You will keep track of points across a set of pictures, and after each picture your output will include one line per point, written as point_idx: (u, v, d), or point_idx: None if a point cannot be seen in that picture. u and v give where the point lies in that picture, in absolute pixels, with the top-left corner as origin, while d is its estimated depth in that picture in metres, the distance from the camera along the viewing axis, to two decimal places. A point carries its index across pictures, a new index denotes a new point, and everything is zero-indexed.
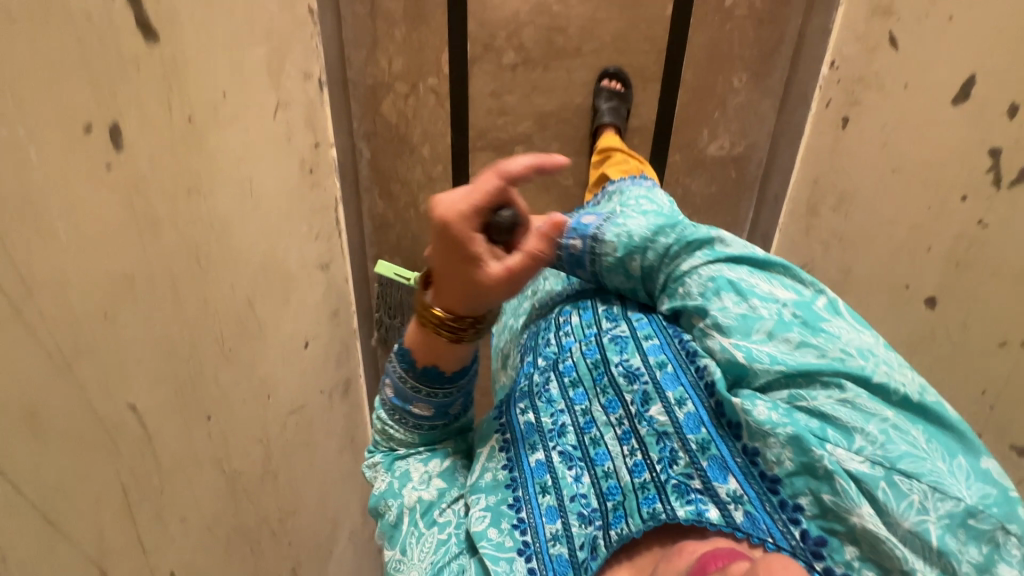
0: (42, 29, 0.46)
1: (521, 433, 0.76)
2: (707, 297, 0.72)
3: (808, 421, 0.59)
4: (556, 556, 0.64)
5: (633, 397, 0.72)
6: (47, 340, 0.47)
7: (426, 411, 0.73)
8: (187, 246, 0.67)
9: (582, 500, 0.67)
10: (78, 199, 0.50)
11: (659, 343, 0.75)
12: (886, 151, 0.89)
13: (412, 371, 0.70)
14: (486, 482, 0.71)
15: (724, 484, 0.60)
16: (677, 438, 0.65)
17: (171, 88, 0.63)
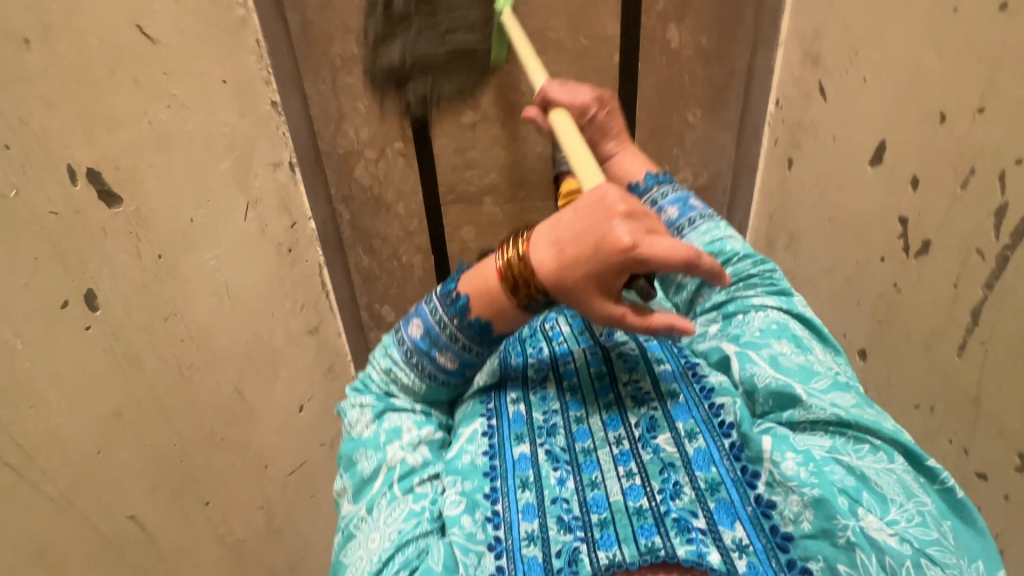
0: (13, 240, 0.56)
1: (509, 419, 0.67)
2: (760, 335, 0.68)
3: (843, 478, 0.55)
4: (528, 558, 0.55)
5: (639, 422, 0.65)
6: (43, 484, 0.59)
7: (450, 366, 0.67)
8: (171, 367, 0.75)
9: (565, 506, 0.59)
10: (61, 367, 0.60)
11: (671, 369, 0.69)
12: (823, 200, 0.90)
13: (463, 325, 0.65)
14: (468, 464, 0.63)
15: (729, 531, 0.55)
16: (686, 473, 0.59)
17: (139, 237, 0.71)
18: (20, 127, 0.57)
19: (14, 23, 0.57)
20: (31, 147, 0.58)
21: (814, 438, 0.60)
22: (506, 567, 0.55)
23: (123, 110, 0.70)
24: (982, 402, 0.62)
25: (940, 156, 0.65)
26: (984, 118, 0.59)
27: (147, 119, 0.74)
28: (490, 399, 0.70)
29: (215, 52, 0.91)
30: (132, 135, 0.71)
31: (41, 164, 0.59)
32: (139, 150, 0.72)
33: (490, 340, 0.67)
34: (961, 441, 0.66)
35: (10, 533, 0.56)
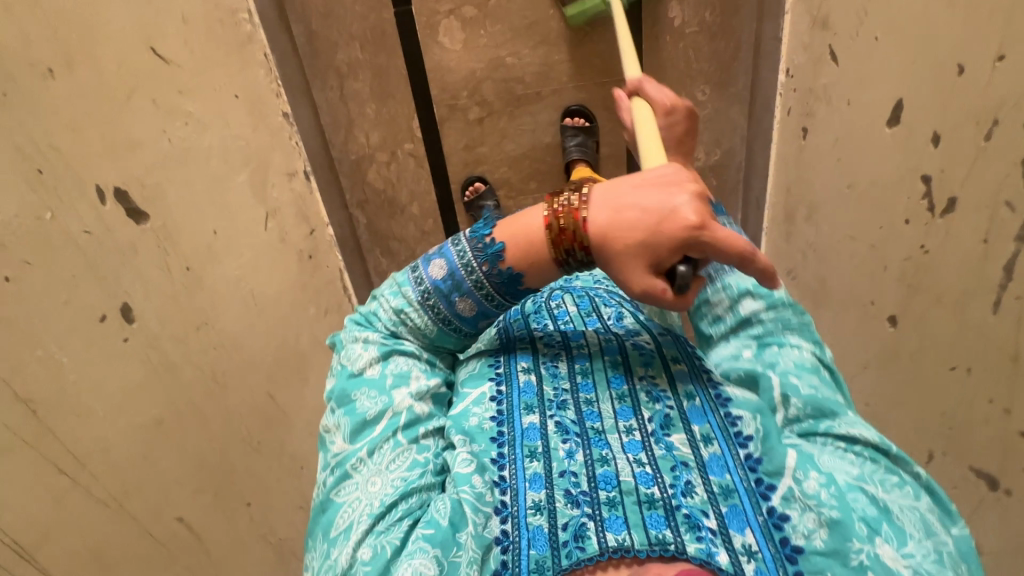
0: (51, 260, 0.58)
1: (519, 387, 0.58)
2: (792, 367, 0.56)
3: (866, 506, 0.47)
4: (534, 527, 0.49)
5: (651, 417, 0.57)
6: (94, 489, 0.62)
7: (466, 321, 0.57)
8: (205, 375, 0.78)
9: (573, 478, 0.51)
10: (104, 380, 0.63)
11: (688, 370, 0.59)
12: (841, 166, 0.89)
13: (494, 273, 0.54)
14: (476, 427, 0.55)
15: (739, 535, 0.48)
16: (699, 475, 0.52)
17: (166, 251, 0.74)
18: (51, 151, 0.59)
19: (38, 52, 0.59)
20: (62, 171, 0.60)
21: (838, 461, 0.51)
22: (511, 533, 0.48)
23: (143, 130, 0.73)
24: (1020, 359, 0.58)
25: (958, 110, 0.63)
26: (1004, 65, 0.56)
27: (166, 137, 0.76)
28: (500, 363, 0.61)
29: (227, 69, 0.94)
30: (153, 153, 0.74)
31: (74, 187, 0.61)
32: (162, 168, 0.75)
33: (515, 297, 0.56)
34: (1002, 401, 0.62)
35: (64, 539, 0.59)
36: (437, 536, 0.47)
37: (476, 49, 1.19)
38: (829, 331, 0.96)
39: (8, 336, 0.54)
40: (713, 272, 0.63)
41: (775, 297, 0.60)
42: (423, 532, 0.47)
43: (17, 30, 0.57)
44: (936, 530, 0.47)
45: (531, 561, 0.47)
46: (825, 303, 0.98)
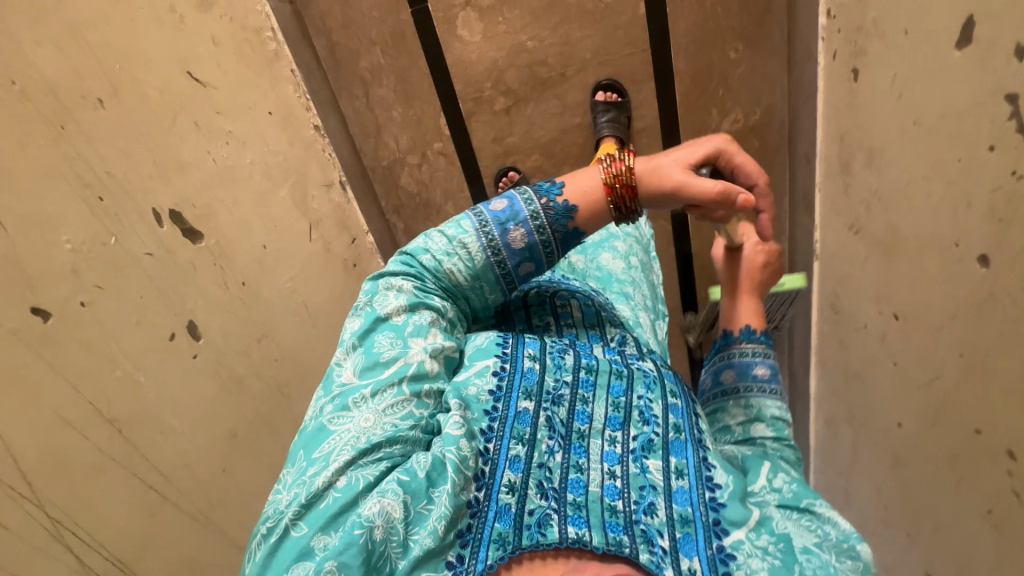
0: (120, 282, 0.60)
1: (522, 370, 0.56)
2: (781, 470, 0.52)
3: (815, 568, 0.45)
4: (502, 503, 0.46)
5: (636, 436, 0.53)
6: (183, 504, 0.63)
7: (513, 254, 0.56)
8: (271, 387, 0.78)
9: (548, 473, 0.49)
10: (181, 399, 0.64)
11: (681, 406, 0.57)
12: (903, 103, 0.82)
13: (551, 205, 0.55)
14: (473, 396, 0.52)
15: (687, 559, 0.45)
16: (663, 499, 0.49)
17: (223, 268, 0.75)
18: (109, 178, 0.61)
19: (88, 84, 0.61)
20: (122, 199, 0.62)
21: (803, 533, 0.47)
22: (479, 502, 0.45)
23: (190, 152, 0.73)
24: None
25: None
26: None
27: (210, 158, 0.77)
28: (508, 341, 0.59)
29: (259, 87, 0.95)
30: (201, 175, 0.75)
31: (132, 209, 0.63)
32: (209, 188, 0.76)
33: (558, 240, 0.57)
34: None
35: (163, 554, 0.61)
36: (411, 485, 0.43)
37: (496, 38, 1.18)
38: (907, 282, 0.90)
39: (89, 358, 0.56)
40: (742, 384, 0.60)
41: (790, 433, 0.56)
42: (399, 476, 0.44)
43: (65, 65, 0.60)
44: None
45: (494, 535, 0.44)
46: (897, 253, 0.91)
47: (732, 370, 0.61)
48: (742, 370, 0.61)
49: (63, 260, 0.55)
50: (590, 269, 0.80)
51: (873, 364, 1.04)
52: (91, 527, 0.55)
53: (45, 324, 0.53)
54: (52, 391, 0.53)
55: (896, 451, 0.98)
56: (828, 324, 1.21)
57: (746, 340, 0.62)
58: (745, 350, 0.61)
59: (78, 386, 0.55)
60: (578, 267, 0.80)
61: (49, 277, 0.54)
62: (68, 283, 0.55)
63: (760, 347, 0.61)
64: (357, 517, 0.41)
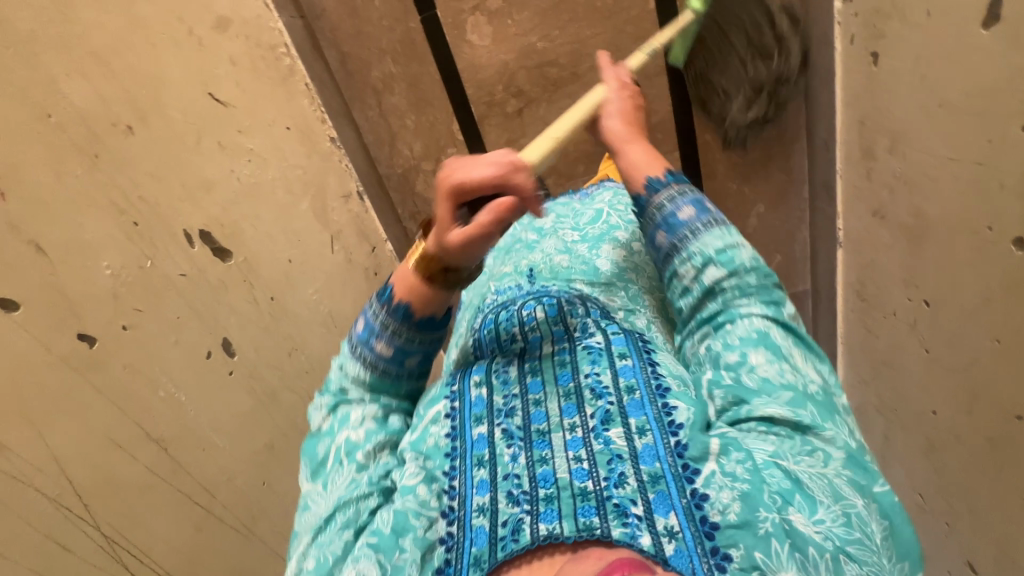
0: (157, 304, 0.63)
1: (470, 402, 0.54)
2: (734, 343, 0.50)
3: (781, 480, 0.44)
4: (477, 527, 0.46)
5: (593, 413, 0.51)
6: (228, 516, 0.67)
7: (390, 362, 0.56)
8: (304, 398, 0.80)
9: (516, 480, 0.48)
10: (218, 412, 0.67)
11: (632, 366, 0.53)
12: (926, 85, 0.81)
13: (391, 311, 0.55)
14: (430, 447, 0.52)
15: (662, 518, 0.44)
16: (631, 466, 0.47)
17: (252, 283, 0.76)
18: (141, 204, 0.64)
19: (117, 112, 0.64)
20: (155, 222, 0.65)
21: (761, 443, 0.46)
22: (455, 535, 0.46)
23: (214, 171, 0.74)
24: None
25: None
26: None
27: (234, 176, 0.76)
28: (455, 381, 0.58)
29: None
30: (227, 195, 0.75)
31: (164, 234, 0.65)
32: (236, 206, 0.76)
33: (418, 330, 0.56)
34: None
35: None
36: (381, 543, 0.46)
37: (505, 40, 1.18)
38: (937, 267, 0.88)
39: (131, 377, 0.61)
40: (676, 241, 0.54)
41: (734, 266, 0.52)
42: (369, 539, 0.47)
43: (95, 96, 0.63)
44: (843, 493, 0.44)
45: (472, 559, 0.45)
46: (925, 237, 0.89)
47: (661, 230, 0.56)
48: (672, 225, 0.55)
49: (103, 284, 0.60)
50: (577, 267, 0.68)
51: (903, 351, 1.02)
52: (141, 544, 0.61)
53: (91, 348, 0.58)
54: (100, 414, 0.59)
55: (931, 440, 0.97)
56: (855, 311, 1.18)
57: (660, 189, 0.56)
58: (662, 206, 0.55)
59: (120, 403, 0.60)
60: (562, 268, 0.68)
61: (91, 302, 0.59)
62: (109, 310, 0.60)
63: (676, 198, 0.55)
64: None
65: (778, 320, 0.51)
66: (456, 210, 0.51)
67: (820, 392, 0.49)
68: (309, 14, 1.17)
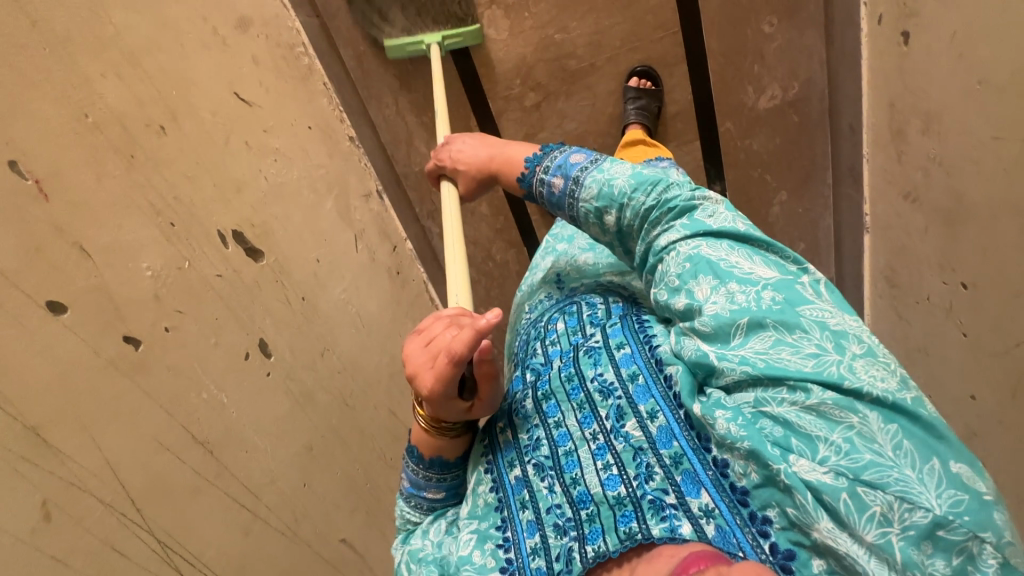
0: (197, 305, 0.60)
1: (501, 448, 0.56)
2: (672, 284, 0.49)
3: (774, 429, 0.42)
4: (535, 569, 0.47)
5: (607, 413, 0.51)
6: (272, 521, 0.64)
7: (447, 501, 0.57)
8: (337, 399, 0.78)
9: (558, 510, 0.48)
10: (261, 415, 0.65)
11: (631, 352, 0.53)
12: (965, 62, 0.80)
13: (427, 466, 0.56)
14: (481, 506, 0.53)
15: (695, 499, 0.43)
16: (653, 454, 0.47)
17: (284, 284, 0.75)
18: (178, 204, 0.61)
19: (150, 112, 0.62)
20: (190, 223, 0.62)
21: (740, 395, 0.44)
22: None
23: (243, 171, 0.74)
24: None
25: None
26: None
27: (263, 176, 0.78)
28: (485, 437, 0.59)
29: (298, 103, 0.96)
30: (256, 194, 0.75)
31: (202, 236, 0.63)
32: (265, 206, 0.76)
33: (457, 467, 0.57)
34: None
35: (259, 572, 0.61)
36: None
37: (523, 33, 1.17)
38: (976, 249, 0.86)
39: (178, 383, 0.56)
40: (574, 205, 0.57)
41: (614, 198, 0.54)
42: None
43: (129, 95, 0.60)
44: (836, 413, 0.40)
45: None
46: (963, 218, 0.88)
47: (558, 205, 0.59)
48: (556, 197, 0.58)
49: (146, 286, 0.56)
50: (602, 263, 0.70)
51: (939, 336, 1.00)
52: (194, 551, 0.55)
53: (136, 352, 0.53)
54: (149, 418, 0.53)
55: (972, 426, 0.95)
56: (883, 298, 1.17)
57: (531, 176, 0.61)
58: (540, 185, 0.60)
59: (173, 412, 0.55)
60: (587, 267, 0.71)
61: (136, 305, 0.54)
62: (152, 310, 0.55)
63: (542, 174, 0.60)
64: None
65: (699, 233, 0.50)
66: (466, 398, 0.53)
67: (780, 301, 0.45)
68: (323, 14, 1.16)
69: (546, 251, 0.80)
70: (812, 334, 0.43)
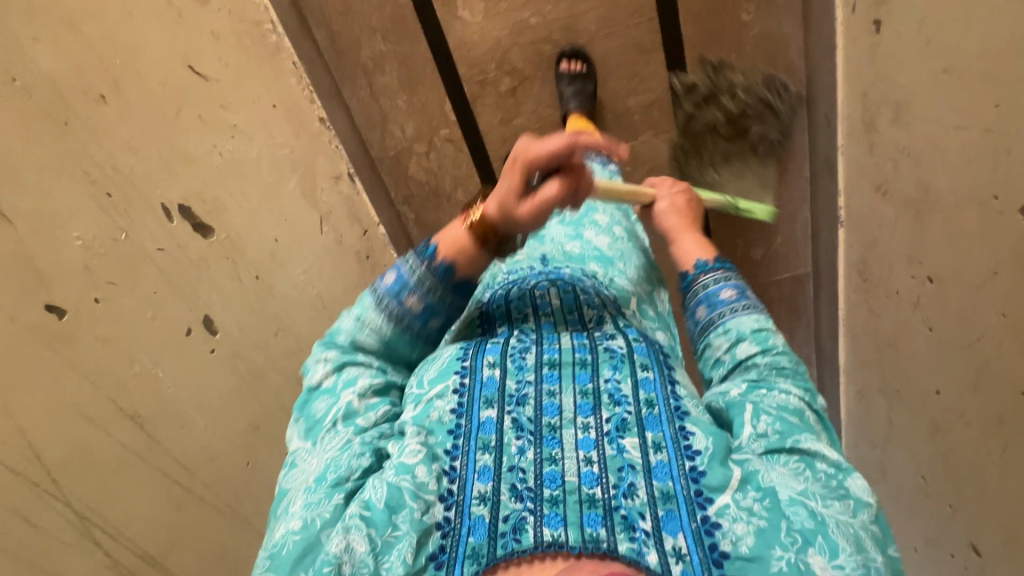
0: (132, 278, 0.59)
1: (482, 381, 0.53)
2: (774, 406, 0.50)
3: (804, 520, 0.43)
4: (476, 516, 0.45)
5: (609, 418, 0.51)
6: (208, 498, 0.63)
7: (416, 320, 0.59)
8: (291, 380, 0.78)
9: (520, 474, 0.47)
10: (201, 393, 0.64)
11: (653, 379, 0.54)
12: (932, 50, 0.78)
13: (432, 269, 0.57)
14: (436, 421, 0.51)
15: (671, 537, 0.43)
16: (643, 478, 0.47)
17: (235, 261, 0.74)
18: (116, 174, 0.60)
19: (90, 80, 0.60)
20: (130, 193, 0.61)
21: (783, 480, 0.45)
22: (452, 522, 0.45)
23: (194, 144, 0.73)
24: None
25: None
26: None
27: (217, 151, 0.76)
28: (466, 357, 0.56)
29: (262, 80, 0.94)
30: (208, 169, 0.74)
31: (144, 207, 0.63)
32: (219, 181, 0.75)
33: (449, 290, 0.58)
34: None
35: (195, 550, 0.61)
36: (373, 517, 0.45)
37: (497, 17, 1.16)
38: (943, 241, 0.85)
39: (106, 353, 0.55)
40: (714, 316, 0.59)
41: (773, 343, 0.56)
42: (361, 510, 0.45)
43: (65, 60, 0.58)
44: (866, 547, 0.43)
45: (469, 550, 0.44)
46: (930, 210, 0.87)
47: (695, 298, 0.62)
48: (715, 298, 0.61)
49: (75, 256, 0.54)
50: (588, 255, 0.73)
51: (907, 330, 0.99)
52: (116, 524, 0.54)
53: (60, 321, 0.52)
54: (71, 389, 0.52)
55: (936, 420, 0.95)
56: (856, 292, 1.16)
57: (704, 271, 0.63)
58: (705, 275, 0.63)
59: (98, 383, 0.54)
60: (574, 255, 0.73)
61: (60, 275, 0.53)
62: (81, 279, 0.54)
63: (722, 274, 0.62)
64: (324, 556, 0.43)
65: (812, 405, 0.53)
66: (527, 178, 0.55)
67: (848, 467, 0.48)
68: None
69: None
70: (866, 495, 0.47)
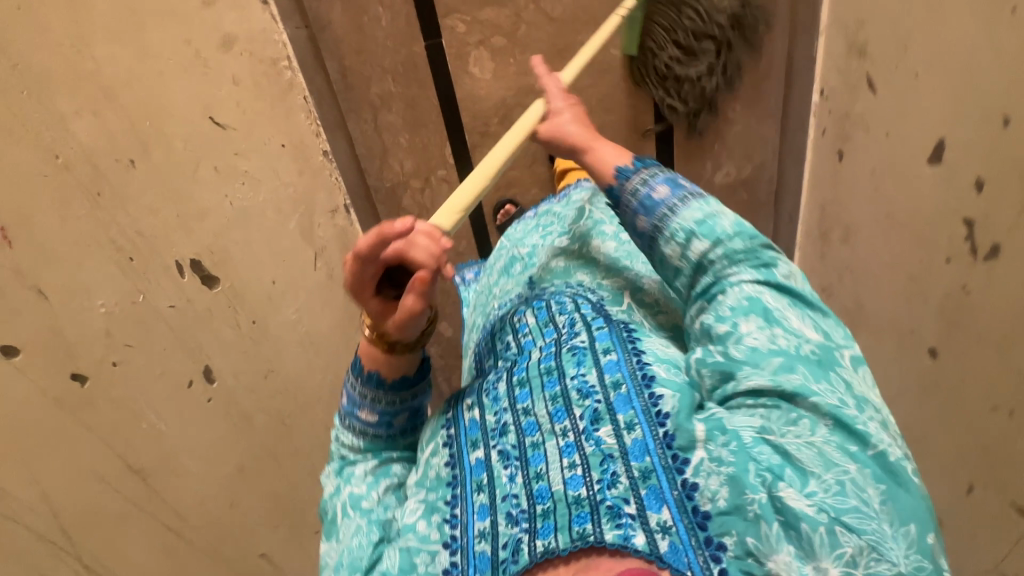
0: (144, 337, 0.71)
1: (465, 427, 0.54)
2: (723, 314, 0.48)
3: (770, 456, 0.42)
4: (478, 553, 0.46)
5: (582, 414, 0.48)
6: (195, 541, 0.79)
7: (378, 426, 0.56)
8: (277, 422, 0.84)
9: (514, 501, 0.47)
10: (200, 446, 0.77)
11: (617, 360, 0.51)
12: (879, 194, 0.89)
13: (364, 380, 0.55)
14: (432, 478, 0.52)
15: (655, 513, 0.42)
16: (622, 464, 0.44)
17: (236, 310, 0.78)
18: (138, 239, 0.69)
19: (121, 147, 0.67)
20: (150, 254, 0.70)
21: (740, 417, 0.44)
22: (459, 565, 0.46)
23: (207, 197, 0.75)
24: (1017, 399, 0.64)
25: (1001, 159, 0.64)
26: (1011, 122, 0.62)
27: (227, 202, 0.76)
28: (449, 411, 0.58)
29: None
30: (221, 218, 0.76)
31: (160, 268, 0.71)
32: (227, 231, 0.77)
33: (405, 390, 0.56)
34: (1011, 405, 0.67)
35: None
36: None
37: (506, 77, 1.23)
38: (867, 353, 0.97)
39: (117, 414, 0.70)
40: (657, 222, 0.53)
41: (719, 229, 0.51)
42: None
43: (102, 131, 0.66)
44: (835, 458, 0.41)
45: None
46: (860, 324, 0.99)
47: (629, 211, 0.55)
48: (649, 206, 0.54)
49: (98, 323, 0.67)
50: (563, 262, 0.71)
51: None
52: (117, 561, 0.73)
53: (83, 387, 0.67)
54: (87, 450, 0.68)
55: None
56: None
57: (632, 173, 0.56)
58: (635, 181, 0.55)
59: (111, 442, 0.70)
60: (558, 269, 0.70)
61: (83, 341, 0.66)
62: (103, 346, 0.68)
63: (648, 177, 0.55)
64: None
65: (768, 283, 0.49)
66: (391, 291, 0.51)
67: (818, 353, 0.46)
68: (314, 23, 1.15)
69: (547, 233, 0.77)
70: (839, 389, 0.44)
